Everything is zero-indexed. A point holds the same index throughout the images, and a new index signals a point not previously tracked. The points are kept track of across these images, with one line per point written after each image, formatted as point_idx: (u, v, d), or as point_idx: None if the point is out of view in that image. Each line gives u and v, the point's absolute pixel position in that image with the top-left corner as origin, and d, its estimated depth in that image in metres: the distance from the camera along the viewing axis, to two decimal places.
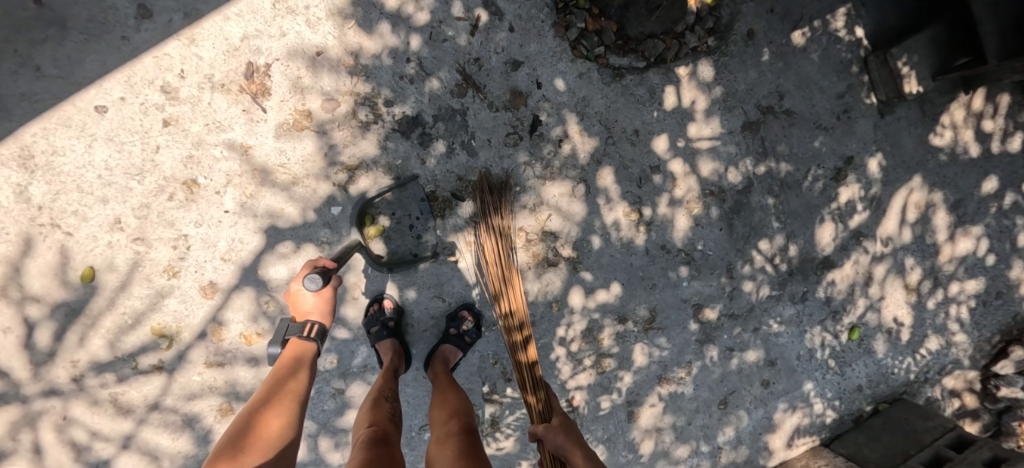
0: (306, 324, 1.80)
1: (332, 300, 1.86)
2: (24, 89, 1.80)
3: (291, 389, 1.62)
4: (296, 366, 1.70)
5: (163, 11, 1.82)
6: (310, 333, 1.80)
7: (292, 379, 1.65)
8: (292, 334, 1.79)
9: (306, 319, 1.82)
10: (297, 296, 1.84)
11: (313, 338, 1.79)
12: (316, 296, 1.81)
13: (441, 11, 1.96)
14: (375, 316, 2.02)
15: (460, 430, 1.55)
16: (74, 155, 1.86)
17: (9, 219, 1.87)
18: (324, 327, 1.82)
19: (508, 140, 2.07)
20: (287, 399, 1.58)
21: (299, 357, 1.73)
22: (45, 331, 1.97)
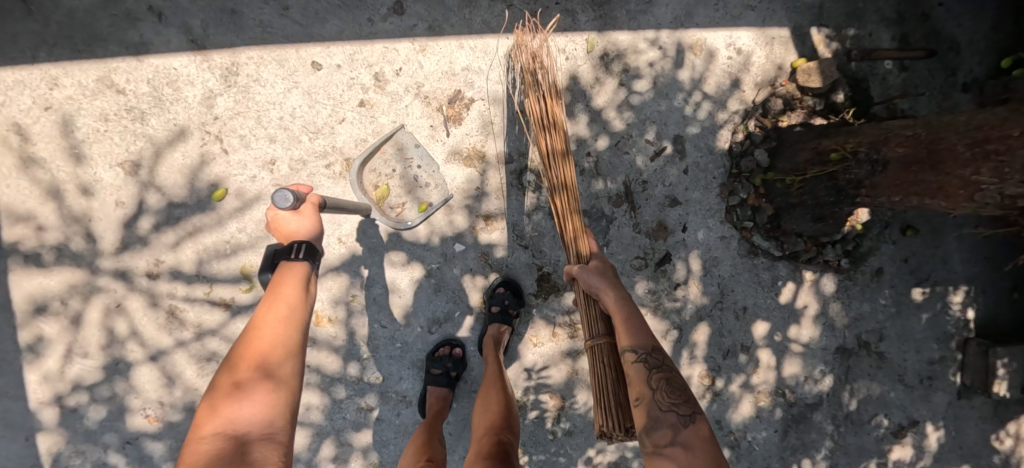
0: (292, 244, 1.47)
1: (318, 217, 1.50)
2: (264, 19, 1.92)
3: (285, 313, 1.38)
4: (288, 283, 1.41)
5: (413, 16, 1.97)
6: (297, 253, 1.45)
7: (282, 299, 1.39)
8: (280, 254, 1.47)
9: (292, 239, 1.47)
10: (275, 218, 1.48)
11: (301, 258, 1.44)
12: (292, 213, 1.47)
13: (636, 128, 2.10)
14: (441, 360, 2.02)
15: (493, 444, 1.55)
16: (271, 90, 1.94)
17: (184, 114, 1.93)
18: (313, 247, 1.47)
19: (634, 262, 2.15)
20: (281, 329, 1.36)
21: (290, 273, 1.44)
22: (149, 221, 1.97)
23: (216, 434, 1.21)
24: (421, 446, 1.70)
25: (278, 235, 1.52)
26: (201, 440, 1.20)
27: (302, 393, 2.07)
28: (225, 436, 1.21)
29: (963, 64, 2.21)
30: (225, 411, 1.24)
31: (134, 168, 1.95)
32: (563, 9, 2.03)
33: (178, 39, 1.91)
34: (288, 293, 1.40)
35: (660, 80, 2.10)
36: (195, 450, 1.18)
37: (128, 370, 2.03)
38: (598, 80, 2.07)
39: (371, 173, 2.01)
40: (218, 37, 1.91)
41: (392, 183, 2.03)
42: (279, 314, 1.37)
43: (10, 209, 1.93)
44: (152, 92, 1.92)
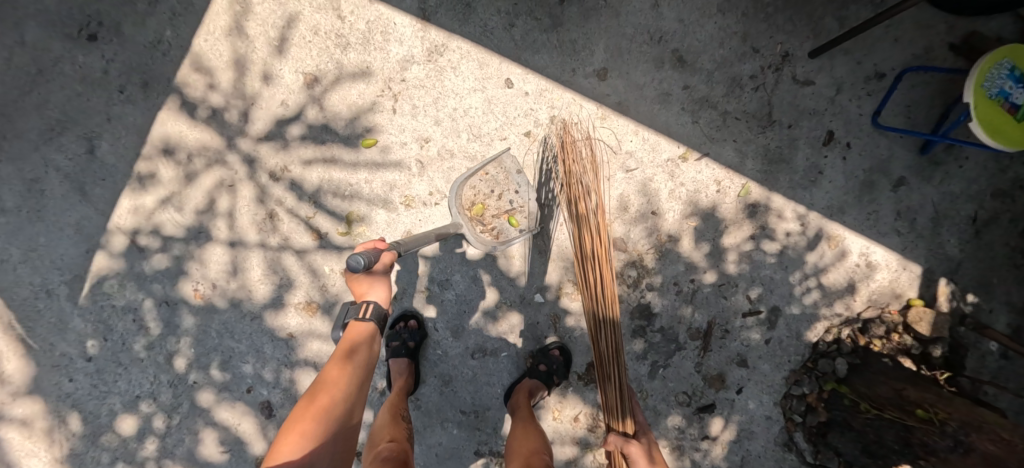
0: (362, 305, 1.65)
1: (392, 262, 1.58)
2: (489, 24, 2.06)
3: (350, 377, 1.55)
4: (361, 344, 1.62)
5: (611, 87, 2.09)
6: (365, 313, 1.64)
7: (339, 373, 1.54)
8: (349, 316, 1.66)
9: (366, 299, 1.67)
10: (353, 279, 1.66)
11: (369, 319, 1.64)
12: (365, 275, 1.63)
13: (745, 282, 2.14)
14: (398, 333, 2.04)
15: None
16: (460, 83, 2.06)
17: (379, 62, 2.05)
18: (381, 309, 1.65)
19: (679, 395, 2.15)
20: (335, 380, 1.53)
21: (360, 337, 1.64)
22: (299, 131, 2.07)
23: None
24: (394, 434, 1.71)
25: (353, 291, 1.70)
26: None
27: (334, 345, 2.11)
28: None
29: None
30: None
31: (313, 83, 2.06)
32: (737, 148, 2.13)
33: (411, 2, 2.05)
34: (361, 355, 1.60)
35: (788, 252, 2.16)
36: None
37: (204, 243, 2.10)
38: (734, 222, 2.14)
39: (471, 190, 2.06)
40: (444, 18, 2.05)
41: (488, 203, 2.08)
42: (341, 384, 1.52)
43: (197, 59, 2.07)
44: (365, 32, 2.05)
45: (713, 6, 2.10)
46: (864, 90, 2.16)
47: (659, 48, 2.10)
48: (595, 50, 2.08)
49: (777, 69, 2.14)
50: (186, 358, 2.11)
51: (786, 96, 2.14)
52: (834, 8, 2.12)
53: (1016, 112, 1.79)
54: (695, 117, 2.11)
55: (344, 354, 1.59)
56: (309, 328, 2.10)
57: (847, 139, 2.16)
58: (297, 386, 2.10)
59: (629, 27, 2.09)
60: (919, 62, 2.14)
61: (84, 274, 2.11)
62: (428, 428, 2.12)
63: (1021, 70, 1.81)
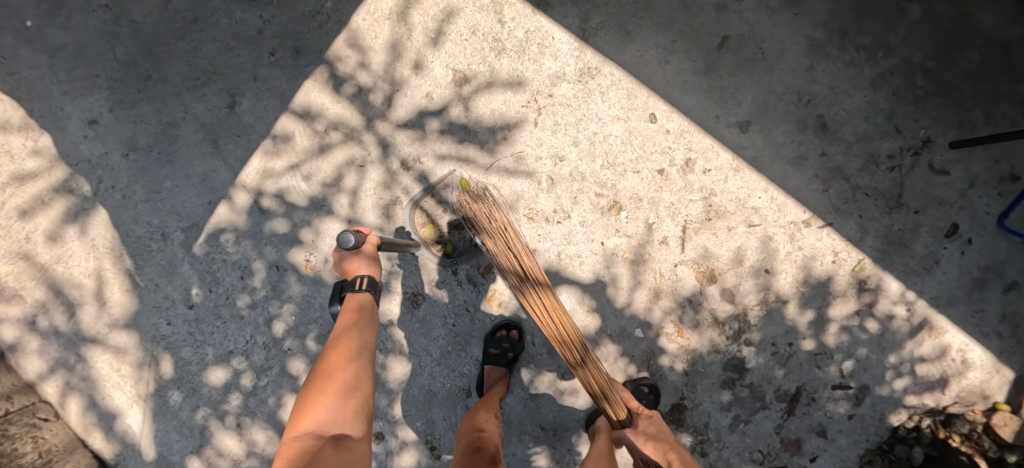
0: (356, 279, 1.73)
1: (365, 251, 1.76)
2: (645, 56, 2.06)
3: (360, 338, 1.62)
4: (356, 314, 1.68)
5: (750, 140, 2.10)
6: (361, 285, 1.72)
7: (351, 331, 1.63)
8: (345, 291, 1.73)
9: (358, 274, 1.74)
10: (342, 258, 1.79)
11: (365, 289, 1.71)
12: (356, 254, 1.76)
13: (840, 355, 2.16)
14: (497, 341, 2.05)
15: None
16: (604, 110, 2.07)
17: (530, 74, 2.07)
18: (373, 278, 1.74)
19: (754, 452, 2.17)
20: (346, 348, 1.58)
21: (357, 305, 1.70)
22: (438, 125, 2.09)
23: (303, 435, 1.39)
24: (483, 423, 1.75)
25: (343, 272, 1.79)
26: (295, 436, 1.39)
27: (430, 339, 2.14)
28: (314, 434, 1.39)
29: None
30: (306, 422, 1.42)
31: (462, 82, 2.08)
32: (860, 223, 2.13)
33: (573, 20, 2.06)
34: (362, 321, 1.67)
35: (887, 333, 2.17)
36: (287, 448, 1.36)
37: (324, 216, 2.12)
38: (842, 295, 2.14)
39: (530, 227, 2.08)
40: (602, 41, 2.06)
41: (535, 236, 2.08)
42: (353, 342, 1.60)
43: (353, 36, 2.09)
44: (522, 41, 2.06)
45: (866, 79, 2.09)
46: (997, 190, 2.11)
47: (806, 111, 2.10)
48: (743, 100, 2.08)
49: (917, 153, 2.11)
50: (285, 323, 2.15)
51: (920, 182, 2.13)
52: (986, 102, 2.05)
53: None
54: (827, 186, 2.11)
55: (345, 327, 1.64)
56: (410, 318, 2.14)
57: (970, 236, 2.14)
58: (388, 371, 2.15)
59: (780, 84, 2.08)
60: None
61: (201, 224, 2.14)
62: (506, 437, 2.15)
63: None
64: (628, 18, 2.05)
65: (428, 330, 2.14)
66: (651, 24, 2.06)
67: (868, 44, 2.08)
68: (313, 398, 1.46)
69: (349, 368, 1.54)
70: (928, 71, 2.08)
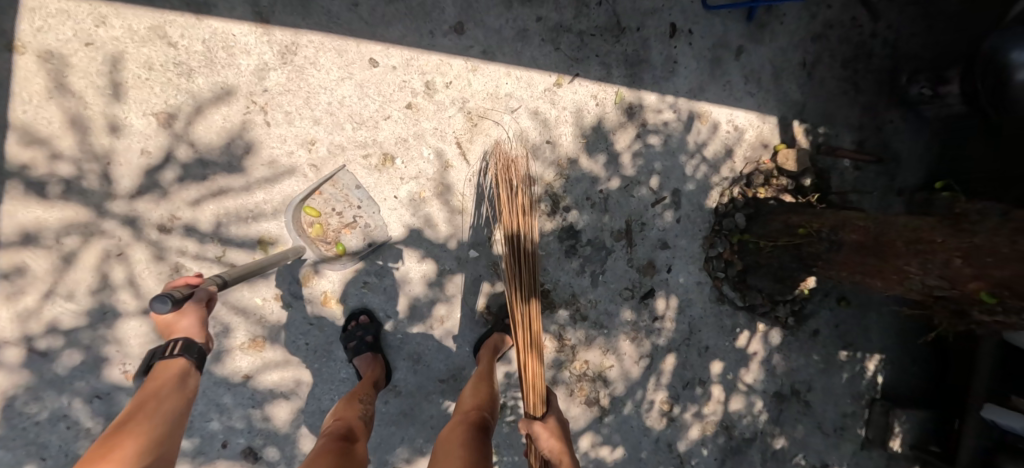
0: (172, 340, 1.56)
1: (195, 314, 1.57)
2: (333, 9, 2.02)
3: (162, 407, 1.45)
4: (167, 380, 1.52)
5: (471, 37, 2.15)
6: (173, 349, 1.56)
7: (155, 398, 1.46)
8: (156, 357, 1.56)
9: (173, 336, 1.57)
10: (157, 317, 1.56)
11: (181, 353, 1.55)
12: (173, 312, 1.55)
13: (643, 176, 2.38)
14: (353, 332, 2.05)
15: (469, 424, 1.66)
16: (325, 76, 2.02)
17: (233, 79, 1.96)
18: (194, 343, 1.57)
19: (623, 292, 2.37)
20: (156, 412, 1.42)
21: (167, 373, 1.53)
22: (174, 173, 1.94)
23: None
24: (344, 414, 1.73)
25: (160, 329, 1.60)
26: None
27: (294, 368, 2.08)
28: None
29: (898, 174, 2.80)
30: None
31: (169, 120, 1.93)
32: (600, 61, 2.29)
33: (243, 8, 1.95)
34: (172, 388, 1.50)
35: (669, 138, 2.41)
36: None
37: (115, 321, 1.95)
38: (619, 128, 2.34)
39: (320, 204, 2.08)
40: (285, 15, 1.99)
41: (327, 220, 2.11)
42: (159, 408, 1.43)
43: (24, 133, 1.85)
44: (205, 52, 1.94)
45: None
46: None
47: None
48: (444, 5, 2.12)
49: None
50: None
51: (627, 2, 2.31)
52: None
53: None
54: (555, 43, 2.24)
55: (146, 399, 1.46)
56: (263, 363, 2.06)
57: (687, 27, 2.40)
58: (274, 420, 2.08)
59: None
60: None
61: None
62: (416, 407, 2.19)
63: None
64: None
65: (287, 362, 2.07)
66: None
67: None
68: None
69: (146, 435, 1.36)
70: None
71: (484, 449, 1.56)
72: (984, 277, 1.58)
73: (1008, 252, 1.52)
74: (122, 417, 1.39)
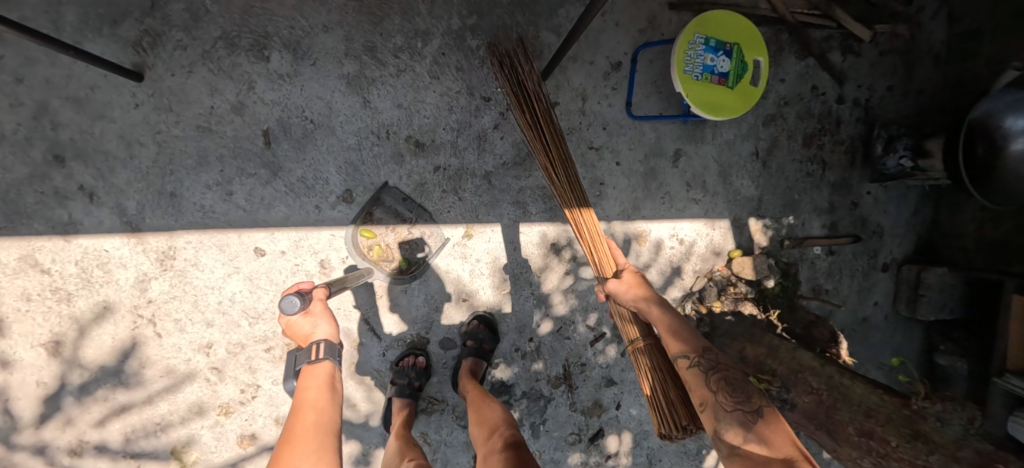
0: (313, 347, 1.67)
1: (328, 314, 1.72)
2: (206, 203, 1.87)
3: (316, 419, 1.50)
4: (315, 383, 1.61)
5: (363, 204, 1.96)
6: (318, 355, 1.67)
7: (314, 409, 1.53)
8: (301, 363, 1.66)
9: (312, 341, 1.68)
10: (290, 325, 1.68)
11: (323, 357, 1.66)
12: (304, 317, 1.67)
13: (578, 313, 2.16)
14: None
15: (504, 446, 1.45)
16: (210, 275, 1.89)
17: (115, 295, 1.86)
18: (333, 342, 1.68)
19: (568, 438, 2.22)
20: (317, 429, 1.46)
21: (320, 385, 1.61)
22: (72, 400, 1.87)
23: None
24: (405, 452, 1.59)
25: (295, 338, 1.71)
26: None
27: None
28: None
29: (882, 250, 2.46)
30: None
31: (57, 348, 1.85)
32: (514, 199, 2.05)
33: (111, 220, 1.83)
34: (320, 394, 1.58)
35: None
36: None
37: None
38: (545, 267, 2.12)
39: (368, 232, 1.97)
40: (156, 220, 1.85)
41: (386, 240, 2.00)
42: (311, 419, 1.48)
43: None
44: (80, 273, 1.83)
45: (423, 76, 1.95)
46: (608, 86, 2.09)
47: (391, 142, 1.95)
48: (327, 174, 1.92)
49: None
50: None
51: None
52: (543, 22, 2.00)
53: (726, 80, 1.84)
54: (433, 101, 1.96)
55: (302, 406, 1.54)
56: None
57: (612, 141, 2.12)
58: None
59: (349, 136, 1.92)
60: (644, 36, 2.10)
61: None
62: None
63: (715, 38, 1.83)
64: (161, 180, 1.84)
65: None
66: (187, 170, 1.85)
67: (401, 43, 1.92)
68: None
69: (312, 447, 1.40)
70: (470, 30, 1.96)
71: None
72: None
73: None
74: (285, 435, 1.45)
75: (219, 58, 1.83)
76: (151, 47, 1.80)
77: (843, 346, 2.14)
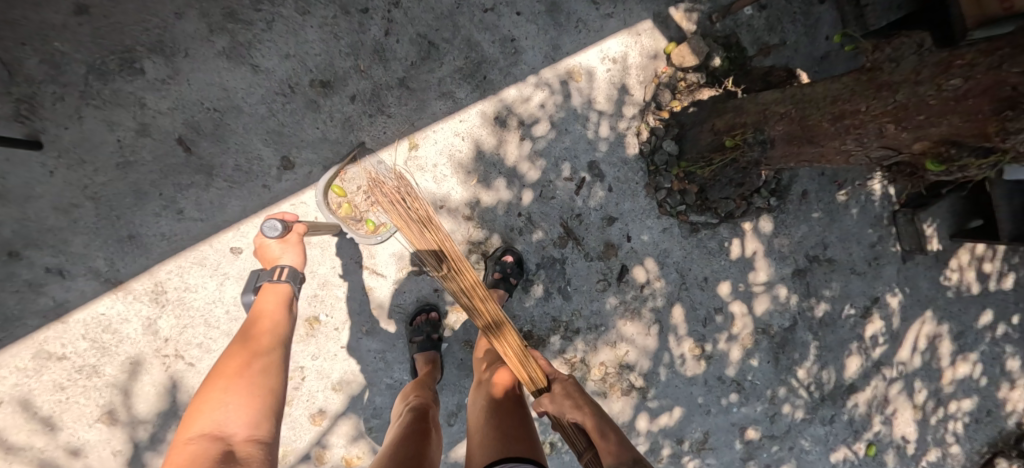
0: (279, 269, 1.68)
1: (302, 246, 1.72)
2: (164, 229, 1.89)
3: (272, 330, 1.55)
4: (275, 298, 1.64)
5: (305, 163, 1.96)
6: (281, 276, 1.67)
7: (272, 320, 1.57)
8: (263, 280, 1.67)
9: (276, 266, 1.69)
10: (262, 245, 1.69)
11: (285, 280, 1.67)
12: (280, 244, 1.69)
13: (551, 171, 2.16)
14: None
15: (492, 385, 1.74)
16: (205, 291, 1.94)
17: (134, 349, 1.93)
18: (296, 271, 1.69)
19: (598, 285, 2.29)
20: (273, 340, 1.52)
21: (280, 298, 1.64)
22: (150, 453, 1.98)
23: (197, 434, 1.24)
24: (421, 389, 1.69)
25: (263, 259, 1.73)
26: (184, 441, 1.23)
27: None
28: (209, 436, 1.24)
29: None
30: (200, 423, 1.27)
31: (112, 416, 1.94)
32: (439, 94, 2.03)
33: (92, 285, 1.87)
34: (278, 309, 1.62)
35: (556, 117, 2.14)
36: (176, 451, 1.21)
37: None
38: (500, 143, 2.10)
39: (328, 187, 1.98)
40: (131, 266, 1.89)
41: (353, 199, 2.00)
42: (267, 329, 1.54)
43: None
44: (92, 344, 1.90)
45: (293, 16, 1.88)
46: None
47: (298, 94, 1.92)
48: (257, 152, 1.92)
49: (394, 4, 1.96)
50: None
51: (426, 15, 1.99)
52: None
53: None
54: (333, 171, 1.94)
55: (260, 318, 1.58)
56: None
57: None
58: None
59: (258, 107, 1.90)
60: None
61: None
62: None
63: None
64: (113, 228, 1.86)
65: None
66: (132, 209, 1.86)
67: None
68: (223, 391, 1.34)
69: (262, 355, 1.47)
70: None
71: (506, 406, 1.63)
72: (923, 137, 1.31)
73: (936, 106, 1.24)
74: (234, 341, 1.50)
75: (99, 92, 1.80)
76: (33, 112, 1.77)
77: (800, 78, 2.27)
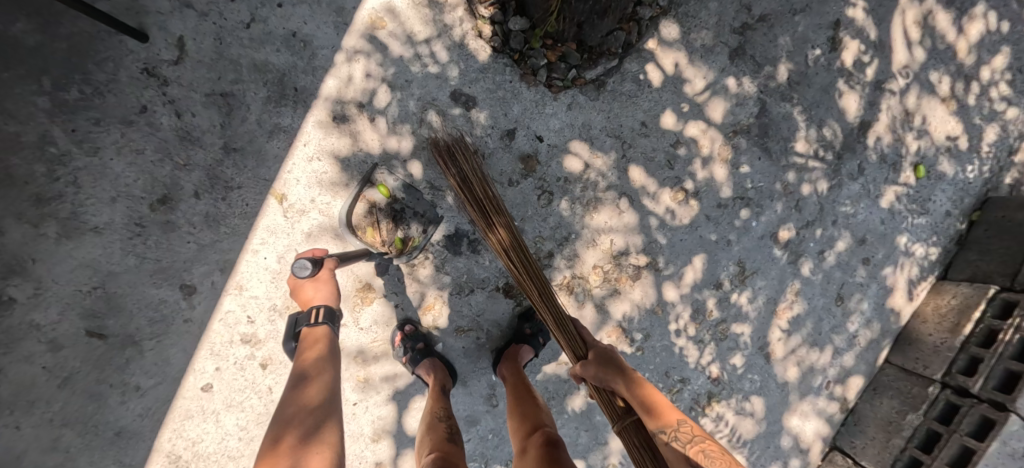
0: (313, 310, 1.73)
1: (333, 283, 1.80)
2: (138, 409, 1.90)
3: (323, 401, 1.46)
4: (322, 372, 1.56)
5: (204, 277, 1.89)
6: (318, 318, 1.72)
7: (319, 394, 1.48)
8: (302, 324, 1.71)
9: (312, 306, 1.75)
10: (297, 288, 1.76)
11: (323, 322, 1.71)
12: (313, 281, 1.75)
13: (422, 130, 1.99)
14: None
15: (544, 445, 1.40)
16: (210, 435, 1.96)
17: None
18: (332, 311, 1.74)
19: (541, 202, 2.12)
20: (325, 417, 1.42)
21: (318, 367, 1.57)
22: None
23: None
24: (436, 443, 1.51)
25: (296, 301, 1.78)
26: None
27: None
28: None
29: None
30: None
31: None
32: (268, 133, 1.88)
33: None
34: (322, 381, 1.53)
35: (389, 78, 1.94)
36: None
37: None
38: (356, 138, 1.94)
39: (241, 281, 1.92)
40: (136, 455, 1.91)
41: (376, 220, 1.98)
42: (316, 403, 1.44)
43: None
44: None
45: (89, 159, 1.76)
46: None
47: (152, 224, 1.83)
48: (159, 296, 1.86)
49: (166, 84, 1.79)
50: None
51: (201, 72, 1.81)
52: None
53: None
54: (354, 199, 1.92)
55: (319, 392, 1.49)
56: None
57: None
58: None
59: (127, 259, 1.82)
60: None
61: None
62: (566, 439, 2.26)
63: None
64: (98, 435, 1.87)
65: None
66: (99, 413, 1.86)
67: (41, 162, 1.72)
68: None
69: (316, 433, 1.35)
70: (56, 86, 1.71)
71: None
72: None
73: None
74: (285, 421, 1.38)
75: None
76: None
77: None
